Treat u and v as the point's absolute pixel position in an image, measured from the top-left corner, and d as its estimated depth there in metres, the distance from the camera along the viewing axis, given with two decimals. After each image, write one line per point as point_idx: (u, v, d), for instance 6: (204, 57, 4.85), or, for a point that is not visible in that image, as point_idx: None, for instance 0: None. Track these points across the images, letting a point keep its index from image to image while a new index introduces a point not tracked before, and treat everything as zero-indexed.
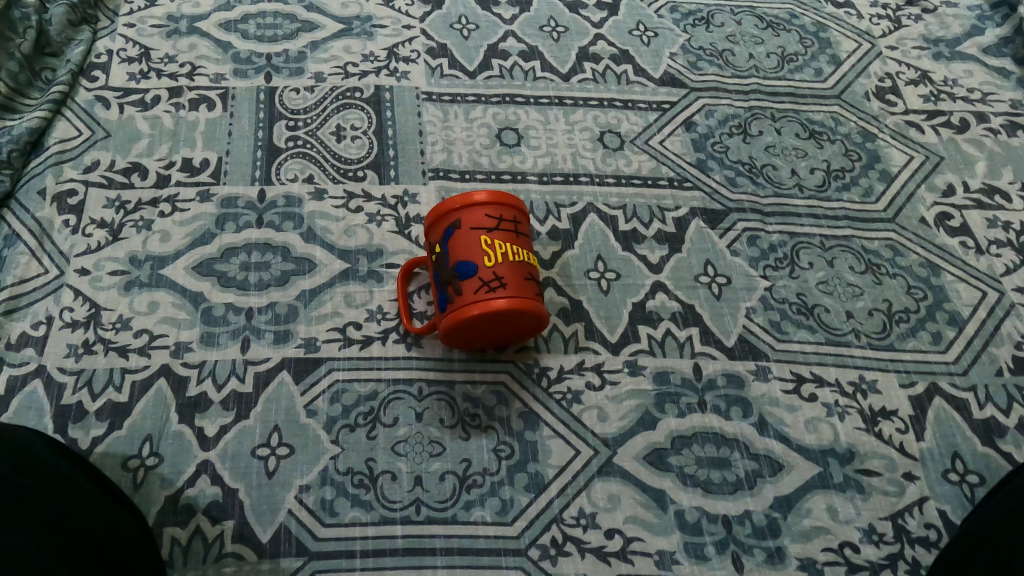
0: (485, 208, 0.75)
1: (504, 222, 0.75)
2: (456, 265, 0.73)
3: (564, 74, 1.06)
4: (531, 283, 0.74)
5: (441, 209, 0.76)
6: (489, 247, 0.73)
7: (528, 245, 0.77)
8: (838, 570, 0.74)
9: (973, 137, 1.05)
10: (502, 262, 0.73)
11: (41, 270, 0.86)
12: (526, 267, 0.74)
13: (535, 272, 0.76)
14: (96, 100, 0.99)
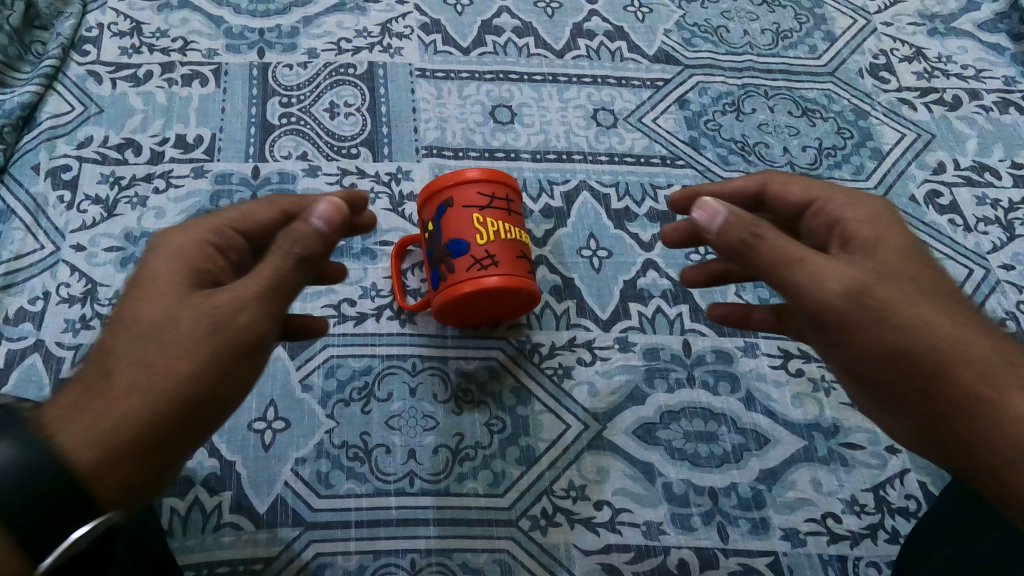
0: (479, 186, 0.75)
1: (497, 200, 0.75)
2: (449, 243, 0.74)
3: (558, 50, 1.06)
4: (523, 262, 0.75)
5: (435, 186, 0.76)
6: (482, 225, 0.73)
7: (521, 223, 0.77)
8: (820, 540, 0.76)
9: (965, 114, 1.06)
10: (494, 240, 0.73)
11: (36, 246, 0.87)
12: (518, 246, 0.75)
13: (527, 249, 0.77)
14: (88, 75, 0.99)
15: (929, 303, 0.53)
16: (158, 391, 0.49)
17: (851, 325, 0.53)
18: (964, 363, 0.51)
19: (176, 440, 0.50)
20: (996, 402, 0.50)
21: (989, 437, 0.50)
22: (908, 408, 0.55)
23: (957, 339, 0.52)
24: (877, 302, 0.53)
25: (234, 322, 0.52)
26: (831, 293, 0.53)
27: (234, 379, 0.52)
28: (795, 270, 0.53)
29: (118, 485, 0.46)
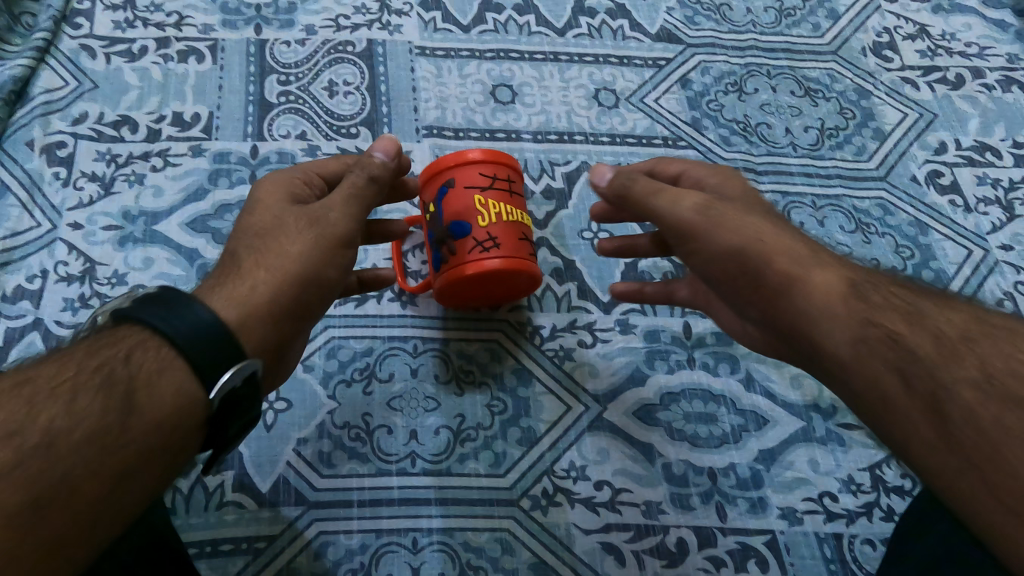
0: (480, 166, 0.74)
1: (499, 181, 0.75)
2: (451, 225, 0.73)
3: (559, 29, 1.04)
4: (525, 243, 0.75)
5: (435, 167, 0.75)
6: (483, 207, 0.73)
7: (522, 203, 0.77)
8: (817, 519, 0.77)
9: (968, 93, 1.05)
10: (496, 222, 0.73)
11: (33, 224, 0.86)
12: (519, 228, 0.75)
13: (528, 230, 0.77)
14: (81, 49, 0.97)
15: (744, 212, 0.61)
16: (280, 271, 0.60)
17: (689, 229, 0.61)
18: (776, 250, 0.58)
19: (294, 314, 0.61)
20: (797, 281, 0.57)
21: (820, 318, 0.55)
22: (751, 305, 0.61)
23: (766, 233, 0.60)
24: (704, 206, 0.61)
25: (331, 221, 0.63)
26: (659, 203, 0.63)
27: (335, 267, 0.63)
28: (656, 198, 0.63)
29: (256, 340, 0.57)
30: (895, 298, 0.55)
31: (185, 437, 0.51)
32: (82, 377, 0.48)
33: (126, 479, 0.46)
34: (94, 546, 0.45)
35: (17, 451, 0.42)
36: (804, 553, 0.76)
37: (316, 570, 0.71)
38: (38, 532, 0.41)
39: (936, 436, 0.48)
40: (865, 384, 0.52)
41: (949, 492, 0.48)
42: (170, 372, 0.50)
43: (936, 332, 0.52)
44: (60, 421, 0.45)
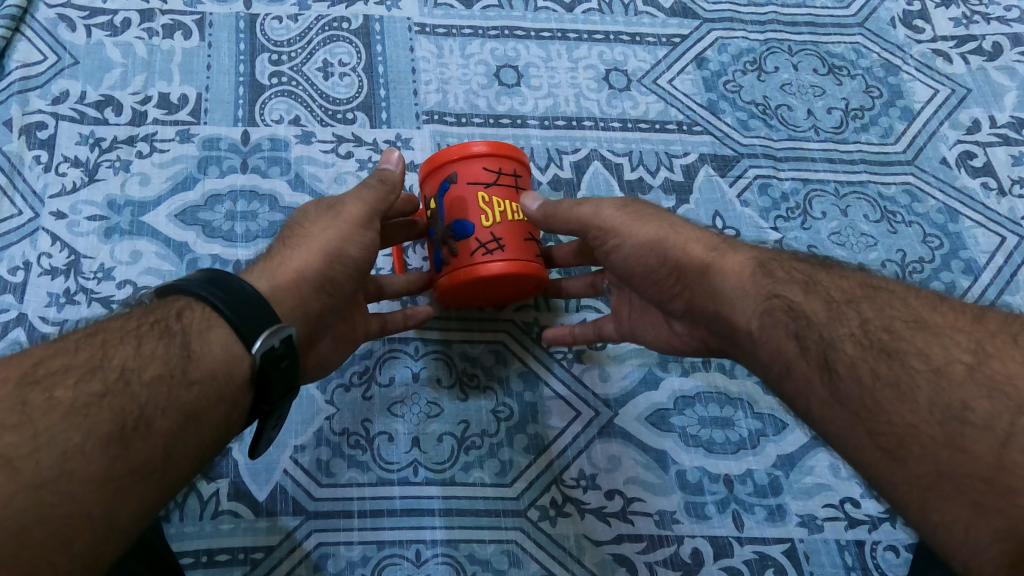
0: (483, 160, 0.70)
1: (503, 177, 0.70)
2: (453, 223, 0.68)
3: (568, 3, 0.98)
4: (531, 244, 0.70)
5: (436, 160, 0.70)
6: (488, 205, 0.69)
7: (529, 202, 0.72)
8: (838, 527, 0.74)
9: (1004, 64, 0.99)
10: (501, 222, 0.69)
11: (14, 212, 0.82)
12: (525, 228, 0.70)
13: (535, 230, 0.72)
14: (59, 21, 0.91)
15: (659, 211, 0.66)
16: (305, 250, 0.62)
17: (607, 229, 0.65)
18: (690, 240, 0.63)
19: (322, 288, 0.62)
20: (709, 262, 0.60)
21: (728, 292, 0.59)
22: (669, 295, 0.64)
23: (675, 224, 0.64)
24: (619, 208, 0.66)
25: (352, 203, 0.65)
26: (581, 208, 0.67)
27: (361, 244, 0.64)
28: (580, 206, 0.67)
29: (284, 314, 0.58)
30: (795, 269, 0.58)
31: (238, 392, 0.53)
32: (146, 328, 0.51)
33: (192, 424, 0.49)
34: (170, 484, 0.48)
35: (101, 386, 0.46)
36: (824, 561, 0.73)
37: None
38: (125, 461, 0.45)
39: (827, 394, 0.51)
40: (768, 354, 0.55)
41: (844, 450, 0.50)
42: (217, 328, 0.53)
43: (829, 296, 0.55)
44: (132, 363, 0.48)
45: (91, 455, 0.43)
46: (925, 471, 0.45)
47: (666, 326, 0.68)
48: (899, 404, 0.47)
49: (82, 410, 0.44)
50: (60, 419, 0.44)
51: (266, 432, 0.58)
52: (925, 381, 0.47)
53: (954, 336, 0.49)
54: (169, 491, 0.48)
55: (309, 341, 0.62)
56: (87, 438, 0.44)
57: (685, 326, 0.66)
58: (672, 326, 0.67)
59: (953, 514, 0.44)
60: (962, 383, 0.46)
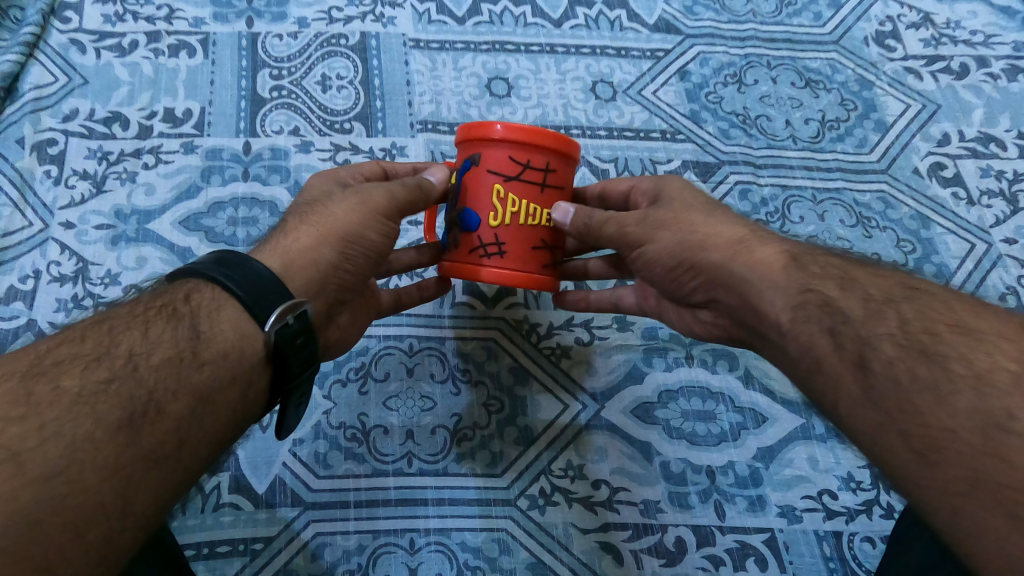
0: (513, 150, 0.62)
1: (530, 170, 0.63)
2: (464, 212, 0.65)
3: (556, 19, 1.03)
4: (541, 250, 0.66)
5: (472, 139, 0.63)
6: (500, 203, 0.63)
7: (560, 199, 0.65)
8: (816, 517, 0.77)
9: (972, 83, 1.04)
10: (508, 224, 0.64)
11: (25, 223, 0.85)
12: (539, 232, 0.65)
13: (555, 232, 0.67)
14: (70, 44, 0.96)
15: (695, 207, 0.65)
16: (319, 236, 0.62)
17: (634, 239, 0.65)
18: (716, 233, 0.62)
19: (338, 265, 0.63)
20: (738, 257, 0.59)
21: (756, 286, 0.58)
22: (690, 289, 0.64)
23: (709, 221, 0.63)
24: (650, 213, 0.65)
25: (376, 192, 0.65)
26: (608, 227, 0.65)
27: (376, 234, 0.65)
28: (607, 225, 0.66)
29: (296, 293, 0.60)
30: (831, 268, 0.57)
31: (252, 370, 0.56)
32: (153, 315, 0.54)
33: (204, 405, 0.52)
34: (186, 464, 0.50)
35: (109, 374, 0.49)
36: (803, 551, 0.75)
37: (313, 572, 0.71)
38: (139, 444, 0.47)
39: (860, 391, 0.50)
40: (800, 348, 0.55)
41: (870, 449, 0.49)
42: (226, 310, 0.56)
43: (866, 296, 0.54)
44: (140, 350, 0.51)
45: (104, 440, 0.45)
46: (959, 475, 0.43)
47: (691, 315, 0.68)
48: (936, 406, 0.46)
49: (91, 399, 0.47)
50: (69, 408, 0.46)
51: (290, 410, 0.61)
52: (966, 386, 0.46)
53: (999, 344, 0.47)
54: (187, 471, 0.50)
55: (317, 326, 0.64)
56: (97, 424, 0.46)
57: (710, 315, 0.66)
58: (699, 315, 0.67)
59: (989, 524, 0.41)
60: (1005, 391, 0.44)
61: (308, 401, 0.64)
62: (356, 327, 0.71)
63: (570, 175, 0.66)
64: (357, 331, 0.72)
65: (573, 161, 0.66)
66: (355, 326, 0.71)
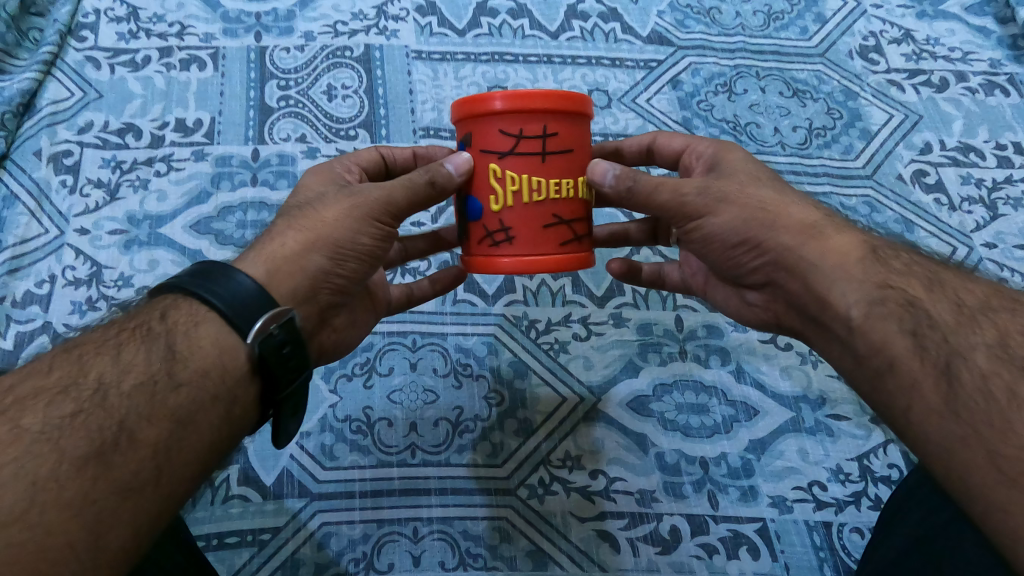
0: (501, 120, 0.59)
1: (524, 139, 0.58)
2: (467, 202, 0.63)
3: (553, 32, 1.07)
4: (554, 228, 0.61)
5: (461, 113, 0.61)
6: (499, 185, 0.60)
7: (568, 165, 0.60)
8: (807, 508, 0.78)
9: (952, 96, 1.08)
10: (512, 207, 0.60)
11: (41, 231, 0.88)
12: (549, 207, 0.60)
13: (570, 205, 0.61)
14: (86, 61, 1.00)
15: (761, 184, 0.62)
16: (307, 241, 0.58)
17: (693, 212, 0.60)
18: (789, 215, 0.59)
19: (334, 261, 0.59)
20: (810, 243, 0.57)
21: (828, 273, 0.55)
22: (748, 271, 0.61)
23: (781, 200, 0.60)
24: (712, 184, 0.61)
25: (372, 195, 0.60)
26: (659, 194, 0.61)
27: (371, 239, 0.60)
28: (659, 191, 0.61)
29: (282, 303, 0.57)
30: (914, 266, 0.55)
31: (236, 386, 0.53)
32: (126, 338, 0.52)
33: (184, 428, 0.49)
34: (169, 491, 0.47)
35: (75, 406, 0.46)
36: (794, 540, 0.77)
37: (320, 560, 0.73)
38: (109, 476, 0.44)
39: (939, 400, 0.47)
40: (870, 346, 0.52)
41: (938, 463, 0.47)
42: (205, 325, 0.53)
43: (954, 300, 0.51)
44: (110, 377, 0.48)
45: (69, 476, 0.42)
46: None
47: (739, 296, 0.68)
48: None
49: (55, 434, 0.44)
50: (28, 446, 0.43)
51: (283, 419, 0.58)
52: None
53: None
54: (172, 499, 0.47)
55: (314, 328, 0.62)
56: (63, 459, 0.43)
57: (760, 297, 0.65)
58: (747, 297, 0.66)
59: None
60: None
61: (304, 412, 0.61)
62: (360, 323, 0.69)
63: (581, 137, 0.61)
64: (365, 324, 0.70)
65: (583, 120, 0.61)
66: (359, 321, 0.69)
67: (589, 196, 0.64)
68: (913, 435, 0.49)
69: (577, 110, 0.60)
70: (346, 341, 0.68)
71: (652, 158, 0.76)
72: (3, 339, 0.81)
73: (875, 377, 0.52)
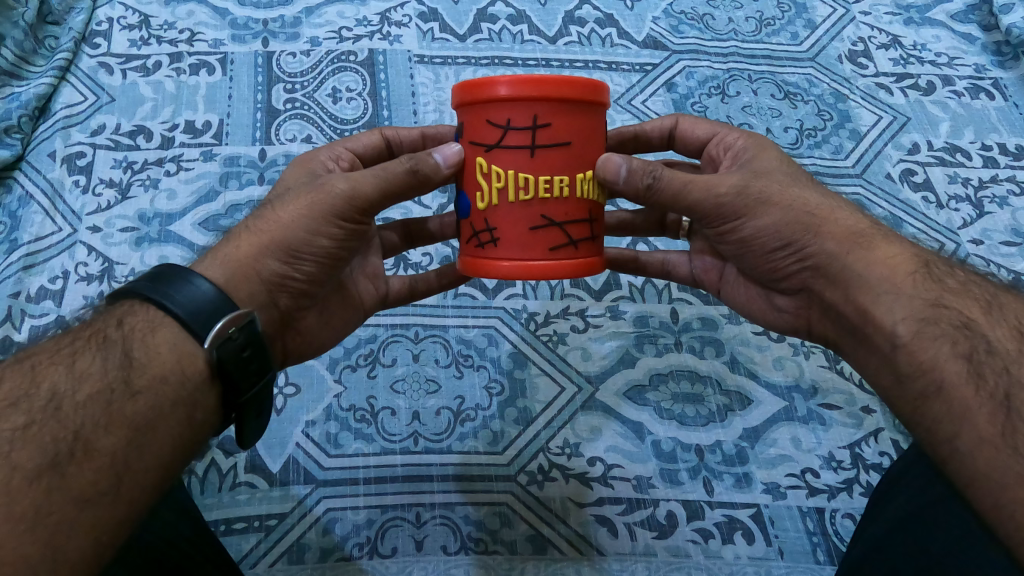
0: (493, 109, 0.57)
1: (514, 132, 0.57)
2: (461, 197, 0.62)
3: (551, 37, 1.10)
4: (544, 231, 0.58)
5: (458, 100, 0.59)
6: (487, 182, 0.59)
7: (560, 161, 0.57)
8: (800, 494, 0.80)
9: (939, 99, 1.11)
10: (497, 206, 0.59)
11: (54, 229, 0.91)
12: (537, 207, 0.58)
13: (563, 205, 0.58)
14: (99, 67, 1.03)
15: (805, 186, 0.61)
16: (267, 237, 0.59)
17: (732, 212, 0.60)
18: (836, 220, 0.59)
19: (290, 261, 0.59)
20: (855, 251, 0.57)
21: (876, 286, 0.55)
22: (785, 276, 0.62)
23: (829, 206, 0.60)
24: (753, 182, 0.60)
25: (335, 186, 0.59)
26: (690, 193, 0.60)
27: (333, 235, 0.59)
28: (689, 190, 0.60)
29: (241, 305, 0.57)
30: (970, 285, 0.55)
31: (198, 391, 0.52)
32: (82, 346, 0.50)
33: (144, 436, 0.48)
34: (131, 500, 0.46)
35: (27, 418, 0.44)
36: (787, 525, 0.79)
37: (324, 545, 0.75)
38: (64, 488, 0.42)
39: (994, 431, 0.46)
40: (916, 365, 0.51)
41: (985, 494, 0.45)
42: (162, 331, 0.52)
43: (1015, 325, 0.51)
44: (65, 387, 0.47)
45: (20, 491, 0.41)
46: None
47: (767, 300, 0.67)
48: None
49: (6, 447, 0.42)
50: None
51: (249, 422, 0.57)
52: None
53: None
54: (134, 507, 0.46)
55: (281, 325, 0.62)
56: (15, 472, 0.41)
57: (792, 303, 0.65)
58: (777, 302, 0.66)
59: None
60: None
61: (270, 411, 0.60)
62: (345, 316, 0.69)
63: (582, 128, 0.58)
64: (352, 318, 0.70)
65: (585, 107, 0.57)
66: (345, 314, 0.69)
67: (594, 193, 0.60)
68: (955, 463, 0.48)
69: (574, 97, 0.56)
70: (328, 334, 0.68)
71: (671, 145, 0.77)
72: (17, 332, 0.83)
73: (914, 394, 0.51)
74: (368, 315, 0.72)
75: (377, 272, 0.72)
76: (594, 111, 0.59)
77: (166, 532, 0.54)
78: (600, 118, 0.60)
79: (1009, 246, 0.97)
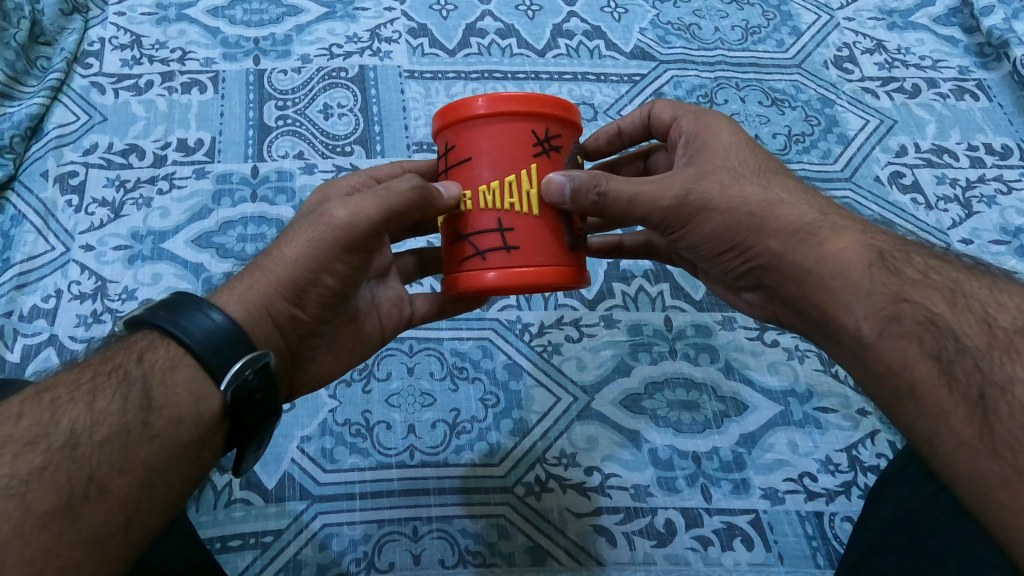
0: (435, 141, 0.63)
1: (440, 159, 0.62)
2: None
3: (540, 50, 1.12)
4: (456, 245, 0.60)
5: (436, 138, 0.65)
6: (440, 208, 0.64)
7: (462, 179, 0.59)
8: (798, 498, 0.80)
9: (924, 101, 1.12)
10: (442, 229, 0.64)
11: (48, 247, 0.91)
12: (453, 223, 0.60)
13: (468, 218, 0.59)
14: (91, 86, 1.03)
15: (748, 181, 0.60)
16: (273, 274, 0.59)
17: (678, 221, 0.61)
18: (791, 219, 0.58)
19: (300, 298, 0.59)
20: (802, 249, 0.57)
21: (833, 285, 0.55)
22: (740, 274, 0.62)
23: (770, 200, 0.59)
24: (696, 187, 0.59)
25: (335, 217, 0.59)
26: (636, 209, 0.60)
27: (338, 269, 0.59)
28: (636, 207, 0.60)
29: (257, 343, 0.57)
30: (930, 274, 0.54)
31: (209, 432, 0.51)
32: (101, 382, 0.50)
33: (155, 477, 0.47)
34: (137, 541, 0.46)
35: (43, 458, 0.44)
36: (786, 530, 0.78)
37: (321, 561, 0.74)
38: (75, 531, 0.42)
39: (972, 433, 0.46)
40: (886, 365, 0.51)
41: (969, 494, 0.46)
42: (181, 370, 0.51)
43: (979, 315, 0.50)
44: (82, 426, 0.46)
45: (31, 533, 0.41)
46: None
47: (737, 294, 0.68)
48: None
49: (21, 488, 0.42)
50: None
51: (248, 454, 0.57)
52: None
53: None
54: (139, 547, 0.46)
55: (294, 360, 0.62)
56: (27, 514, 0.41)
57: (757, 298, 0.65)
58: (745, 297, 0.66)
59: None
60: None
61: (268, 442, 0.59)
62: (357, 347, 0.67)
63: (490, 142, 0.58)
64: (369, 347, 0.69)
65: (484, 123, 0.57)
66: (358, 345, 0.67)
67: (506, 203, 0.57)
68: (938, 464, 0.48)
69: (471, 119, 0.58)
70: (341, 366, 0.67)
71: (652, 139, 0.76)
72: (8, 351, 0.83)
73: (891, 401, 0.51)
74: (389, 339, 0.71)
75: (401, 296, 0.71)
76: (506, 123, 0.57)
77: (166, 555, 0.53)
78: (523, 127, 0.58)
79: (998, 244, 0.98)
